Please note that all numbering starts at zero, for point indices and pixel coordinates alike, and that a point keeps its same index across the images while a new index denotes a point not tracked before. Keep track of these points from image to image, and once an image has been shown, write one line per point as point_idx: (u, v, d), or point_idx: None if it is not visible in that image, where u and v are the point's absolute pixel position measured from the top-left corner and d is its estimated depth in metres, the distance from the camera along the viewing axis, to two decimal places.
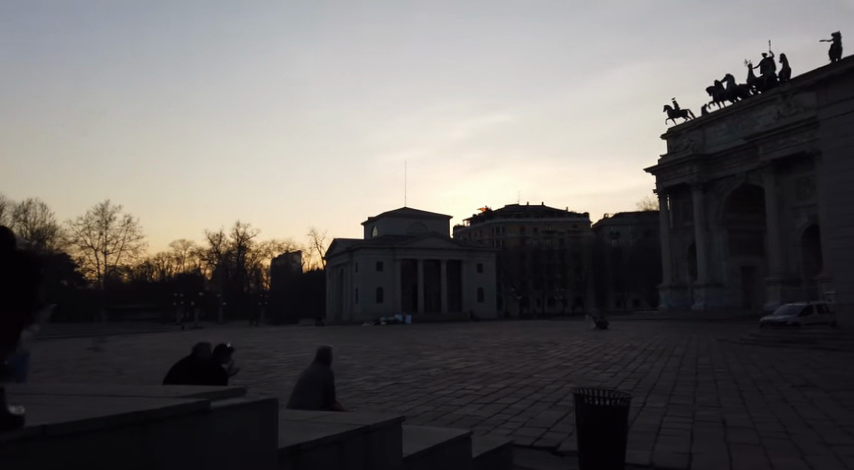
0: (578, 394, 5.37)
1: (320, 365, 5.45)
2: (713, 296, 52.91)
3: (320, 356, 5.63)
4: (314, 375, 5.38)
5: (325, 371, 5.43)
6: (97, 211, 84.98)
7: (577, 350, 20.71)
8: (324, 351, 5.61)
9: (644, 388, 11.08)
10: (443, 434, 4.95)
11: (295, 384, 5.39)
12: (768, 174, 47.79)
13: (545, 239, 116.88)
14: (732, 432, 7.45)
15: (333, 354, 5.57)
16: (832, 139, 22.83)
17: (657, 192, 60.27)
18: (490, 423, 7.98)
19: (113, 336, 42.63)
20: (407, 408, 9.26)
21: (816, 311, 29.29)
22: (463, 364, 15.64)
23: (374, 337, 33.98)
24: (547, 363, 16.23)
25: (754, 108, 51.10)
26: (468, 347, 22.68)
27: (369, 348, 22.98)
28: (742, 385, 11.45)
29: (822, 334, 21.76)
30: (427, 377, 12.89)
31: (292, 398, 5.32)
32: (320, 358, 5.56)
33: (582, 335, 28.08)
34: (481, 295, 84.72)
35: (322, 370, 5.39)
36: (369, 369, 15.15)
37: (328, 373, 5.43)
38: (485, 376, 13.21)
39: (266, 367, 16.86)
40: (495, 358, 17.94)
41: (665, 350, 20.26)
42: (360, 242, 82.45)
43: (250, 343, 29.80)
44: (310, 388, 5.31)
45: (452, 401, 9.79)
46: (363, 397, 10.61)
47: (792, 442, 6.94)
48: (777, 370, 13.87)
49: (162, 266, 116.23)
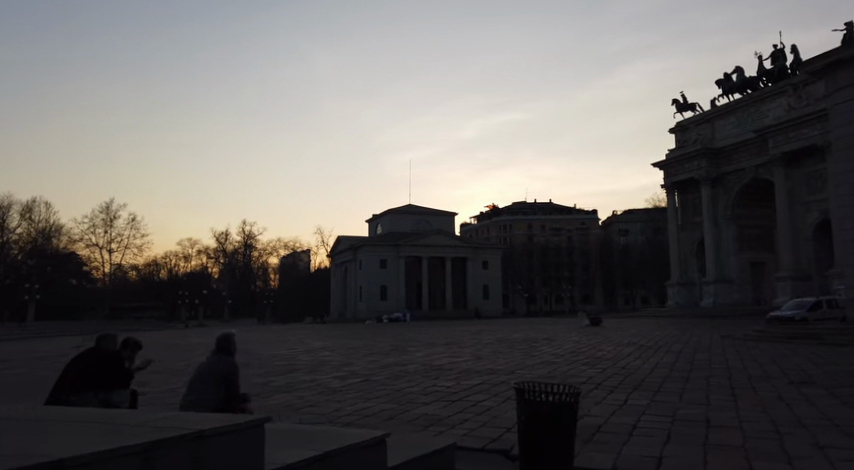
0: (519, 386, 4.64)
1: (220, 357, 4.84)
2: (721, 292, 51.71)
3: (221, 344, 4.93)
4: (215, 368, 4.72)
5: (228, 363, 4.77)
6: (103, 209, 85.35)
7: (572, 346, 19.87)
8: (226, 337, 4.90)
9: (628, 385, 10.26)
10: (350, 436, 4.24)
11: (192, 379, 4.74)
12: (778, 167, 46.45)
13: (553, 237, 115.55)
14: (713, 433, 6.64)
15: (237, 343, 4.84)
16: (842, 126, 21.81)
17: (664, 187, 58.98)
18: (447, 423, 7.16)
19: (110, 334, 42.18)
20: (364, 406, 8.50)
21: (826, 306, 28.36)
22: (445, 360, 14.90)
23: (370, 333, 33.26)
24: (535, 359, 15.42)
25: (764, 100, 49.81)
26: (460, 343, 21.86)
27: (358, 345, 22.21)
28: (736, 381, 10.62)
29: (829, 328, 20.82)
30: (402, 374, 12.15)
31: (186, 397, 4.67)
32: (221, 346, 4.86)
33: (582, 332, 27.11)
34: (486, 292, 83.94)
35: (222, 362, 4.76)
36: (346, 365, 14.43)
37: (229, 365, 4.76)
38: (464, 372, 12.42)
39: (242, 363, 16.15)
40: (482, 354, 17.18)
41: (663, 345, 19.42)
42: (365, 240, 81.91)
43: (242, 341, 29.13)
44: (208, 386, 4.63)
45: (417, 398, 9.00)
46: (323, 394, 9.88)
47: (780, 444, 6.13)
48: (777, 365, 13.01)
49: (169, 265, 116.24)
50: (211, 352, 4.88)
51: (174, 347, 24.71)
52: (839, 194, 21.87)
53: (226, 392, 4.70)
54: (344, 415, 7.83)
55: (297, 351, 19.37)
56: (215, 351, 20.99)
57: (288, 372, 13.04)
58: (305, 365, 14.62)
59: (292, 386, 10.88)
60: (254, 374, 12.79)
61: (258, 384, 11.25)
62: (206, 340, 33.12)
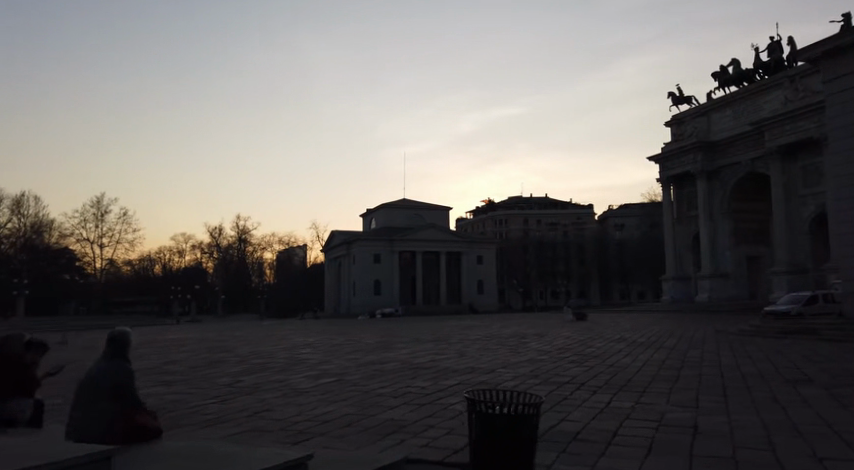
0: (471, 393, 4.00)
1: (112, 362, 4.54)
2: (717, 286, 51.25)
3: (114, 345, 4.65)
4: (102, 376, 4.43)
5: (123, 367, 4.52)
6: (93, 204, 84.65)
7: (561, 341, 19.28)
8: (119, 338, 4.63)
9: (614, 385, 9.62)
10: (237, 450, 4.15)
11: (78, 388, 4.50)
12: (774, 161, 45.90)
13: (548, 231, 114.61)
14: (700, 442, 6.01)
15: (132, 343, 4.62)
16: (840, 115, 21.16)
17: (660, 181, 58.38)
18: (410, 430, 6.46)
19: (97, 329, 41.56)
20: (326, 410, 7.77)
21: (822, 300, 27.86)
22: (427, 358, 14.25)
23: (359, 329, 32.67)
24: (521, 356, 14.79)
25: (760, 93, 49.15)
26: (447, 339, 21.26)
27: (343, 341, 21.56)
28: (729, 381, 10.00)
29: (826, 323, 20.29)
30: (379, 373, 11.44)
31: (76, 412, 4.43)
32: (114, 348, 4.61)
33: (573, 327, 26.58)
34: (481, 287, 83.50)
35: (117, 367, 4.49)
36: (322, 363, 13.75)
37: (125, 369, 4.52)
38: (444, 371, 11.75)
39: (216, 360, 15.47)
40: (467, 351, 16.56)
41: (655, 341, 18.83)
42: (358, 235, 81.20)
43: (227, 337, 28.49)
44: (100, 395, 4.40)
45: (385, 401, 8.29)
46: (288, 395, 9.18)
47: (773, 454, 5.51)
48: (773, 363, 12.39)
49: (163, 260, 115.31)
50: (101, 353, 4.62)
51: (155, 343, 24.05)
52: (837, 186, 21.26)
53: (123, 404, 4.50)
54: (303, 419, 7.13)
55: (278, 348, 18.73)
56: (194, 348, 20.36)
57: (259, 371, 12.38)
58: (280, 364, 13.95)
59: (259, 386, 10.20)
60: (223, 373, 12.11)
61: (224, 384, 10.56)
62: (193, 335, 32.48)
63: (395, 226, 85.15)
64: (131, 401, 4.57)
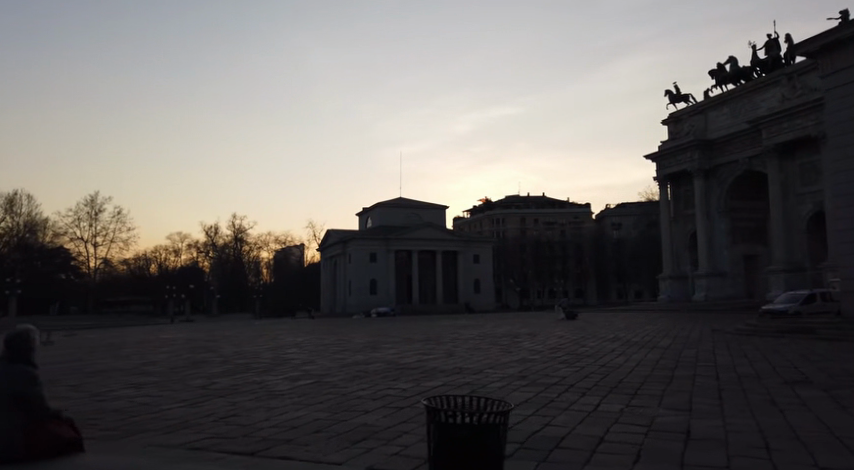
0: (430, 400, 3.57)
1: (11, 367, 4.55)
2: (714, 285, 50.87)
3: (12, 350, 4.66)
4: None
5: (22, 374, 4.53)
6: (87, 203, 84.12)
7: (554, 341, 18.81)
8: (20, 342, 4.66)
9: (604, 387, 9.17)
10: None
11: None
12: (772, 159, 45.57)
13: (546, 231, 114.19)
14: (691, 449, 5.57)
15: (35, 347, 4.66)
16: (838, 110, 20.76)
17: (657, 179, 57.97)
18: (382, 437, 5.98)
19: (86, 329, 41.01)
20: (297, 414, 7.29)
21: (820, 299, 27.47)
22: (414, 359, 13.78)
23: (352, 328, 32.22)
24: (512, 356, 14.32)
25: (757, 91, 48.79)
26: (438, 339, 20.77)
27: (331, 341, 21.07)
28: (724, 383, 9.58)
29: (823, 323, 19.88)
30: (361, 374, 10.94)
31: None
32: (13, 354, 4.62)
33: (567, 326, 26.15)
34: (478, 286, 83.07)
35: (17, 373, 4.50)
36: (305, 363, 13.23)
37: (24, 375, 4.52)
38: (430, 372, 11.27)
39: (197, 361, 14.93)
40: (457, 351, 16.12)
41: (650, 340, 18.42)
42: (354, 234, 80.63)
43: (216, 336, 27.99)
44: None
45: (361, 405, 7.80)
46: (260, 397, 8.70)
47: (768, 463, 5.07)
48: (769, 363, 11.99)
49: (158, 259, 114.59)
50: (1, 358, 4.63)
51: (139, 343, 23.48)
52: (836, 182, 20.83)
53: (24, 414, 4.57)
54: (270, 425, 6.63)
55: (263, 348, 18.25)
56: (177, 348, 19.83)
57: (237, 372, 11.85)
58: (261, 364, 13.43)
59: (233, 388, 9.69)
60: (199, 375, 11.57)
61: (198, 386, 10.04)
62: (182, 335, 31.91)
63: (391, 225, 84.63)
64: (34, 409, 4.62)
